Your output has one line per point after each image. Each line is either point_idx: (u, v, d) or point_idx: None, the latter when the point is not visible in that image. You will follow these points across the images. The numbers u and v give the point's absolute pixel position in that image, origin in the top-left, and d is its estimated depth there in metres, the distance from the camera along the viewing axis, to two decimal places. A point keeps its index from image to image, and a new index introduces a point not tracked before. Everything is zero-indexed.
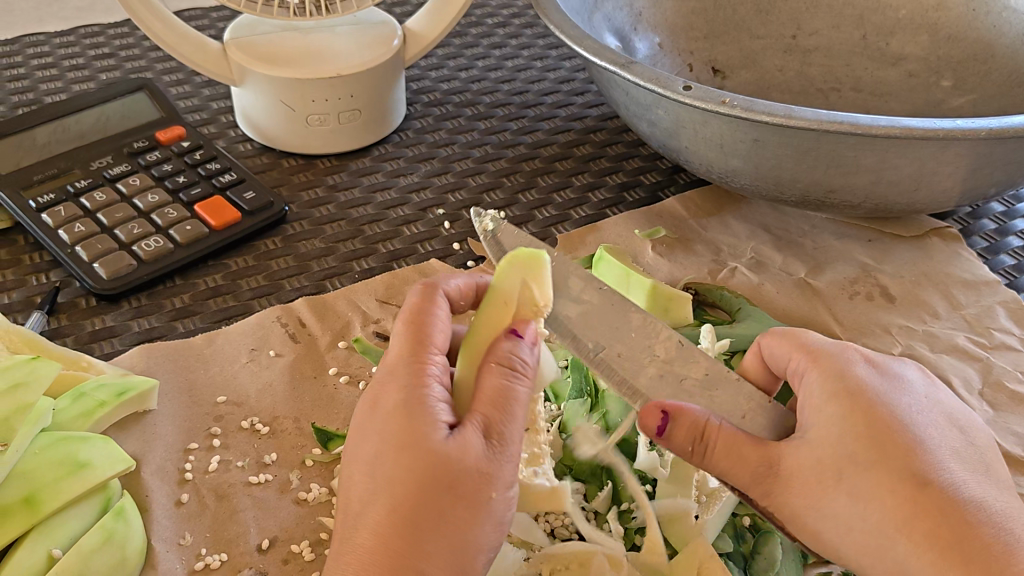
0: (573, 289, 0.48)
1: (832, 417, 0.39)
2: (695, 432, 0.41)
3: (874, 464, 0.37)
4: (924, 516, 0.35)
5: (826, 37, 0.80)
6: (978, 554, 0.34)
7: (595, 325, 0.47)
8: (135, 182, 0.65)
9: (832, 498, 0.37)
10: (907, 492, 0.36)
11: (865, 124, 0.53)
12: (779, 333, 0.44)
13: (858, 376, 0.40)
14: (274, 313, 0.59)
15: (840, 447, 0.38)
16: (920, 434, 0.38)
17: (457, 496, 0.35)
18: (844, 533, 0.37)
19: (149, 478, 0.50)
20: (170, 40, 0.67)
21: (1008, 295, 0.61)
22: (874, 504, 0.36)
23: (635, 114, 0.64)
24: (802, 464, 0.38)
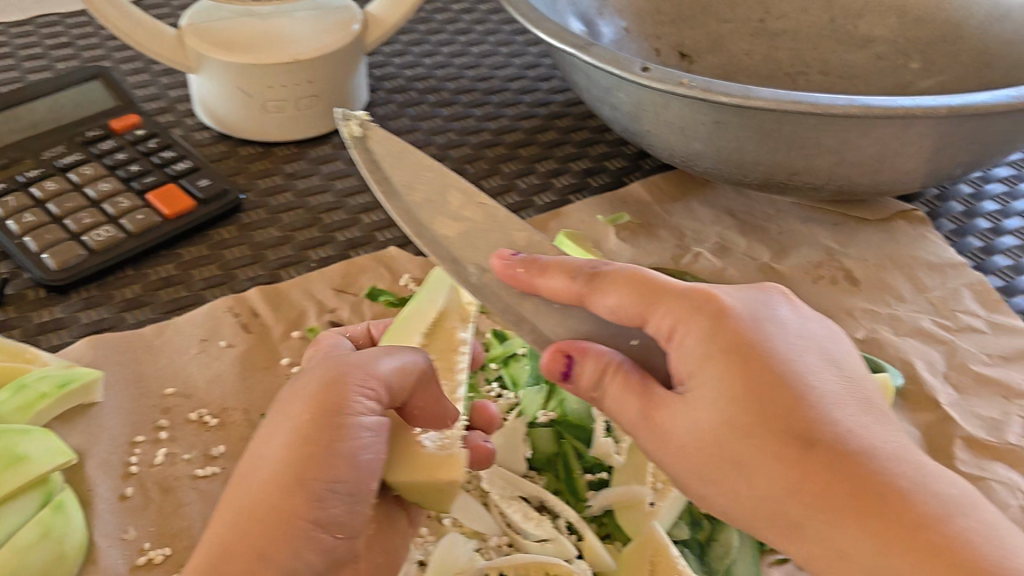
0: (451, 206, 0.43)
1: (706, 377, 0.34)
2: (595, 374, 0.37)
3: (753, 430, 0.33)
4: (816, 481, 0.32)
5: (794, 20, 0.79)
6: (875, 509, 0.31)
7: (477, 246, 0.42)
8: (87, 172, 0.63)
9: (718, 471, 0.34)
10: (793, 457, 0.32)
11: (824, 104, 0.52)
12: (620, 279, 0.37)
13: (728, 325, 0.35)
14: (226, 303, 0.57)
15: (719, 414, 0.34)
16: (799, 381, 0.34)
17: (288, 432, 0.35)
18: (737, 504, 0.34)
19: (92, 472, 0.48)
20: (123, 25, 0.65)
21: (973, 277, 0.60)
22: (762, 473, 0.33)
23: (596, 97, 0.63)
24: (682, 432, 0.35)
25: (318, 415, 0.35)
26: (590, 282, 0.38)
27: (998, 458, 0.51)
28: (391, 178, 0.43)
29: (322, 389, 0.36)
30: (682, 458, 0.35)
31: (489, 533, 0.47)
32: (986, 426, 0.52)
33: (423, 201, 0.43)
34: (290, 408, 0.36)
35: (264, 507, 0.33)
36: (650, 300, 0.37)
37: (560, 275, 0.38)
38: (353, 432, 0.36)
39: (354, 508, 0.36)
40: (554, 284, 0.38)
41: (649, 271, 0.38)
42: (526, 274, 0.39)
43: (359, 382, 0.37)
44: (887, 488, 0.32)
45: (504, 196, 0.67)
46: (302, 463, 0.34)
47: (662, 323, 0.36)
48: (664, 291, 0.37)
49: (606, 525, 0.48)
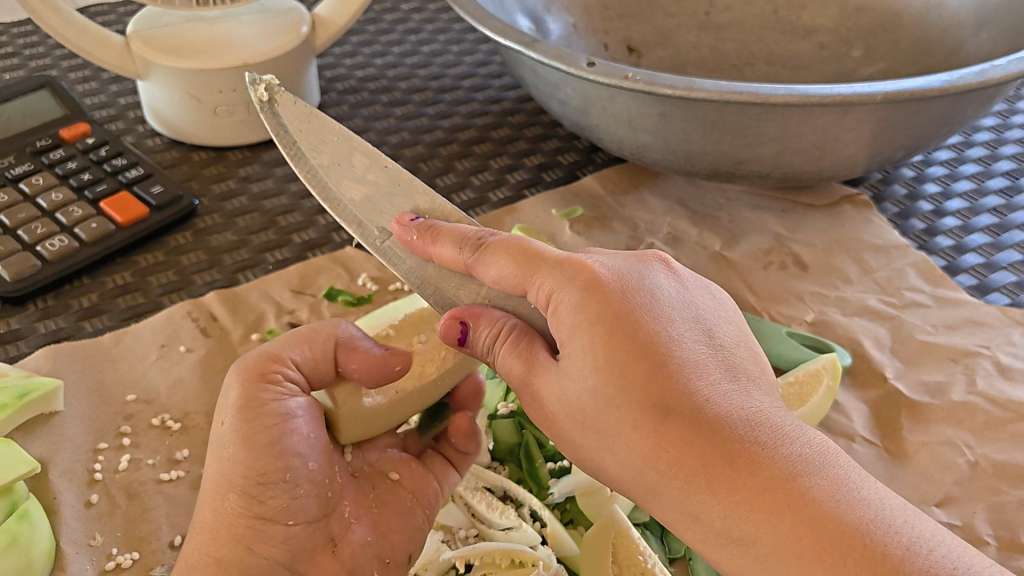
0: (357, 170, 0.42)
1: (576, 347, 0.35)
2: (491, 336, 0.38)
3: (615, 400, 0.34)
4: (674, 451, 0.33)
5: (739, 12, 0.80)
6: (724, 473, 0.32)
7: (381, 209, 0.42)
8: (38, 182, 0.63)
9: (588, 438, 0.35)
10: (650, 425, 0.33)
11: (765, 94, 0.53)
12: (502, 246, 0.38)
13: (599, 292, 0.35)
14: (184, 307, 0.57)
15: (587, 383, 0.35)
16: (664, 349, 0.34)
17: (219, 441, 0.38)
18: (610, 468, 0.35)
19: (57, 480, 0.48)
20: (69, 34, 0.65)
21: (917, 257, 0.62)
22: (623, 440, 0.34)
23: (545, 93, 0.64)
24: (557, 402, 0.36)
25: (237, 420, 0.38)
26: (476, 252, 0.38)
27: (944, 427, 0.52)
28: (297, 142, 0.41)
29: (236, 391, 0.39)
30: (562, 426, 0.37)
31: (456, 526, 0.48)
32: (934, 398, 0.54)
33: (330, 165, 0.42)
34: (216, 417, 0.39)
35: (219, 517, 0.37)
36: (530, 269, 0.37)
37: (450, 244, 0.39)
38: (274, 421, 0.39)
39: (300, 494, 0.39)
40: (446, 252, 0.39)
41: (531, 240, 0.38)
42: (420, 240, 0.40)
43: (267, 372, 0.40)
44: (745, 453, 0.32)
45: (458, 192, 0.68)
46: (230, 468, 0.38)
47: (543, 288, 0.36)
48: (542, 261, 0.37)
49: (568, 511, 0.49)
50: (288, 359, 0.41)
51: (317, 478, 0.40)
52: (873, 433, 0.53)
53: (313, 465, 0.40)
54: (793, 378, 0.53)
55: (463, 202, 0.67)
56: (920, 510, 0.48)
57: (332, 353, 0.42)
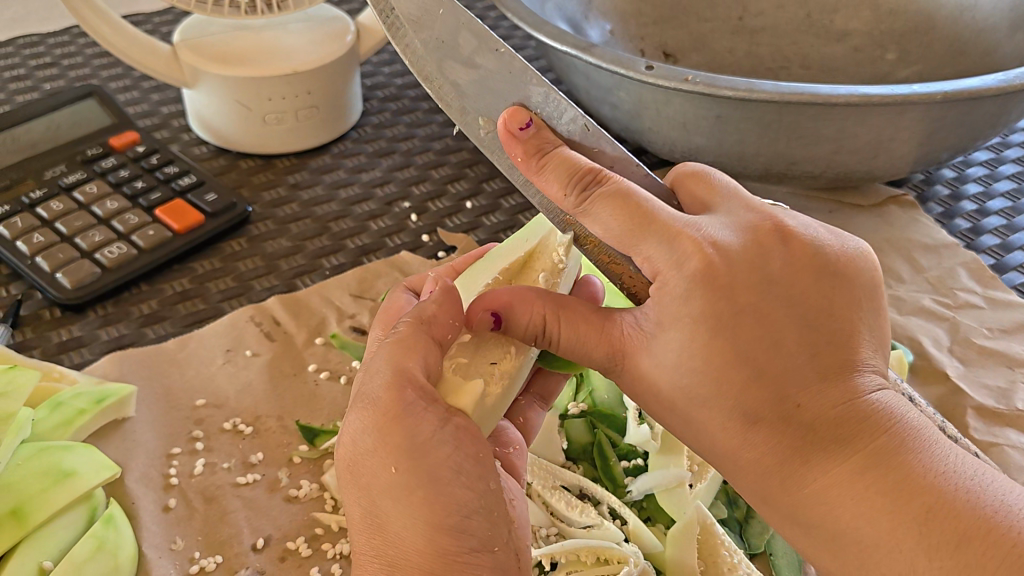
0: (462, 51, 0.40)
1: (669, 343, 0.34)
2: (529, 329, 0.39)
3: (707, 400, 0.34)
4: (759, 447, 0.33)
5: (772, 17, 0.79)
6: (812, 473, 0.33)
7: (485, 100, 0.40)
8: (92, 190, 0.63)
9: (675, 416, 0.36)
10: (738, 428, 0.33)
11: (826, 94, 0.54)
12: (608, 206, 0.35)
13: (700, 281, 0.33)
14: (248, 312, 0.58)
15: (676, 377, 0.34)
16: (765, 347, 0.33)
17: (391, 488, 0.33)
18: (692, 440, 0.36)
19: (133, 486, 0.48)
20: (120, 44, 0.65)
21: (967, 256, 0.63)
22: (715, 432, 0.34)
23: (597, 97, 0.65)
24: (642, 383, 0.36)
25: (411, 463, 0.33)
26: (580, 205, 0.36)
27: (1008, 423, 0.53)
28: (395, 9, 0.39)
29: (388, 430, 0.34)
30: (648, 401, 0.37)
31: (537, 524, 0.48)
32: (995, 395, 0.55)
33: (432, 43, 0.39)
34: (370, 468, 0.34)
35: (416, 568, 0.32)
36: (637, 236, 0.34)
37: (556, 183, 0.36)
38: (446, 449, 0.34)
39: (487, 519, 0.34)
40: (550, 189, 0.36)
41: (643, 194, 0.35)
42: (526, 164, 0.38)
43: (408, 398, 0.35)
44: (824, 454, 0.33)
45: (487, 215, 0.68)
46: (424, 516, 0.33)
47: (650, 259, 0.34)
48: (647, 235, 0.34)
49: (646, 509, 0.50)
50: (416, 375, 0.36)
51: (500, 496, 0.36)
52: None
53: (493, 484, 0.36)
54: None
55: (492, 224, 0.68)
56: None
57: (437, 346, 0.38)
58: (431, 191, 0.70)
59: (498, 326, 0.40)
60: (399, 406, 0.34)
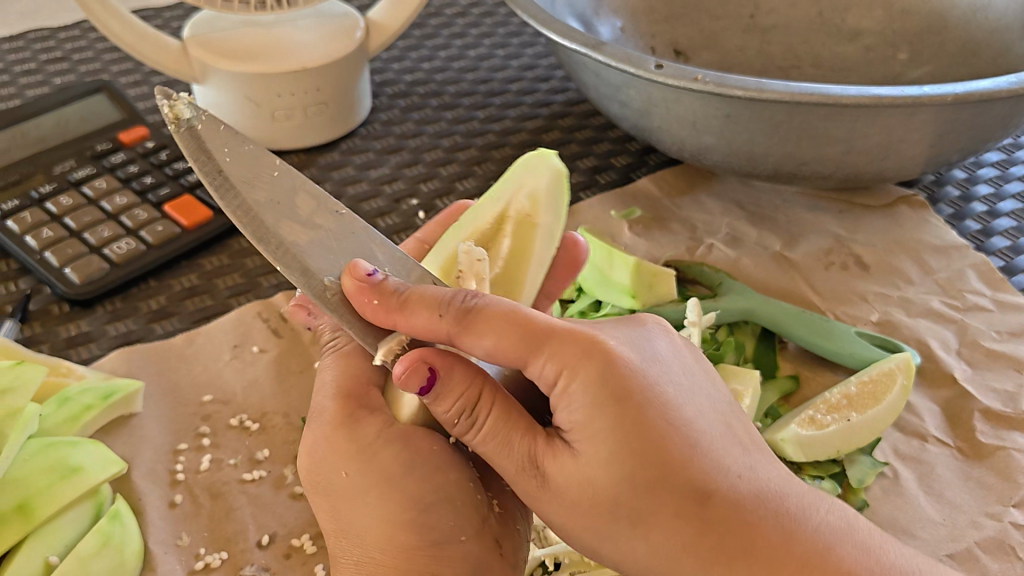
0: (302, 212, 0.38)
1: (600, 431, 0.33)
2: (457, 406, 0.36)
3: (652, 489, 0.33)
4: (719, 537, 0.32)
5: (784, 15, 0.79)
6: (780, 562, 0.32)
7: (329, 255, 0.38)
8: (101, 185, 0.63)
9: (610, 524, 0.34)
10: (693, 515, 0.32)
11: (836, 94, 0.54)
12: (506, 314, 0.35)
13: (616, 371, 0.34)
14: (255, 309, 0.58)
15: (614, 468, 0.33)
16: (689, 431, 0.34)
17: (348, 489, 0.40)
18: (630, 556, 0.34)
19: (140, 481, 0.49)
20: (130, 40, 0.65)
21: (977, 257, 0.63)
22: (659, 529, 0.33)
23: (606, 96, 0.65)
24: (570, 483, 0.34)
25: (358, 464, 0.40)
26: (463, 320, 0.35)
27: (1016, 427, 0.53)
28: (226, 170, 0.37)
29: (338, 439, 0.40)
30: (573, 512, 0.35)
31: (542, 525, 0.49)
32: (1004, 399, 0.54)
33: (268, 203, 0.37)
34: (331, 473, 0.40)
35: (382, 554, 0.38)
36: (534, 340, 0.34)
37: (426, 310, 0.35)
38: (392, 446, 0.40)
39: (450, 501, 0.39)
40: (419, 321, 0.35)
41: (521, 308, 0.35)
42: (382, 305, 0.36)
43: (351, 412, 0.41)
44: (778, 533, 0.33)
45: None
46: (380, 511, 0.39)
47: (558, 355, 0.34)
48: (549, 333, 0.34)
49: None
50: (364, 382, 0.42)
51: (466, 483, 0.40)
52: (946, 433, 0.53)
53: (453, 474, 0.40)
54: (867, 377, 0.54)
55: None
56: (998, 507, 0.49)
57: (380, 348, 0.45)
58: (438, 188, 0.70)
59: (431, 383, 0.36)
60: (344, 418, 0.41)
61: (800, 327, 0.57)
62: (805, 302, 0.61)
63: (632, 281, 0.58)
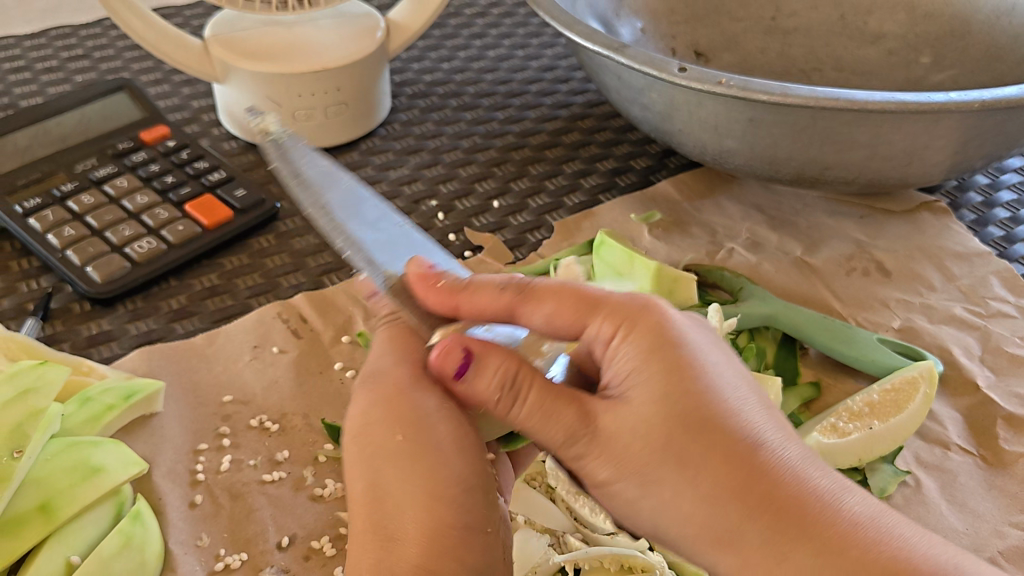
0: (366, 215, 0.48)
1: (654, 377, 0.34)
2: (498, 378, 0.36)
3: (700, 430, 0.33)
4: (761, 479, 0.32)
5: (806, 18, 0.78)
6: (823, 522, 0.31)
7: (394, 248, 0.45)
8: (123, 184, 0.63)
9: (658, 466, 0.33)
10: (737, 459, 0.32)
11: (861, 100, 0.53)
12: (555, 291, 0.38)
13: (669, 333, 0.36)
14: (275, 309, 0.58)
15: (670, 405, 0.34)
16: (741, 395, 0.35)
17: (394, 452, 0.37)
18: (672, 508, 0.33)
19: (160, 481, 0.49)
20: (152, 39, 0.66)
21: (999, 265, 0.62)
22: (706, 469, 0.32)
23: (628, 98, 0.64)
24: (622, 429, 0.34)
25: (412, 433, 0.37)
26: (521, 292, 0.38)
27: None
28: (300, 171, 0.50)
29: (389, 405, 0.38)
30: (621, 461, 0.34)
31: (560, 530, 0.49)
32: None
33: (342, 203, 0.48)
34: (377, 436, 0.38)
35: (416, 528, 0.35)
36: (585, 310, 0.37)
37: (486, 289, 0.39)
38: (448, 423, 0.38)
39: (488, 499, 0.37)
40: (478, 300, 0.39)
41: (579, 284, 0.38)
42: (447, 288, 0.39)
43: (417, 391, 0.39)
44: (824, 500, 0.32)
45: (514, 215, 0.68)
46: (423, 482, 0.36)
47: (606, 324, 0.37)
48: (605, 301, 0.37)
49: None
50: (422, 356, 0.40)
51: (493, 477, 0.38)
52: (968, 441, 0.53)
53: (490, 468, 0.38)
54: (889, 385, 0.53)
55: (519, 224, 0.67)
56: (1020, 517, 0.48)
57: None
58: (457, 189, 0.70)
59: (464, 368, 0.37)
60: (411, 390, 0.39)
61: (818, 333, 0.56)
62: (826, 308, 0.61)
63: (652, 283, 0.58)
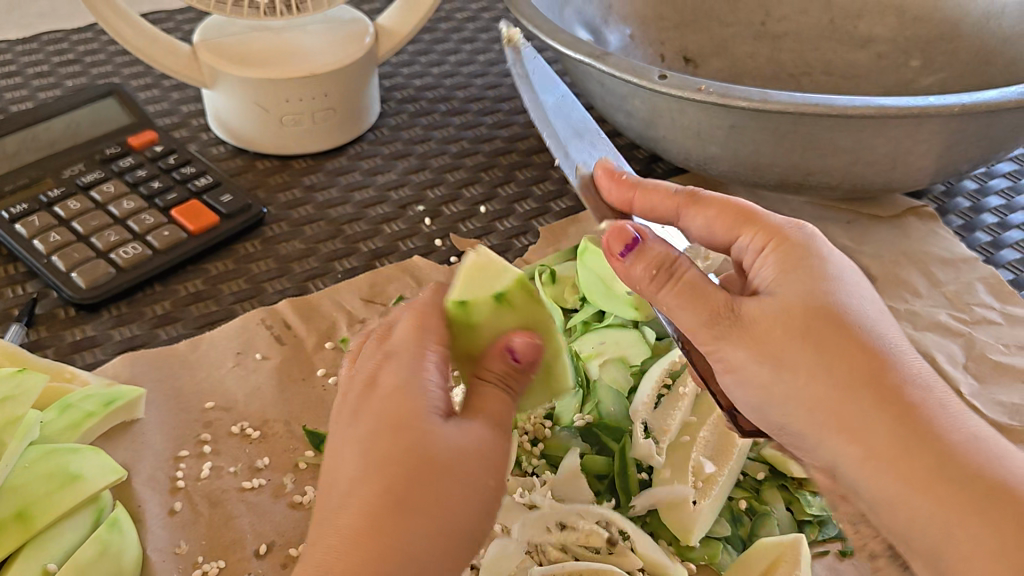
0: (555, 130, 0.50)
1: (802, 278, 0.38)
2: (657, 257, 0.39)
3: (842, 323, 0.36)
4: (889, 374, 0.35)
5: (795, 22, 0.78)
6: (943, 423, 0.34)
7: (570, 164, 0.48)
8: (109, 190, 0.64)
9: (795, 346, 0.36)
10: (872, 353, 0.35)
11: (841, 106, 0.53)
12: (721, 202, 0.43)
13: (813, 251, 0.39)
14: (258, 315, 0.58)
15: (815, 301, 0.37)
16: (882, 312, 0.38)
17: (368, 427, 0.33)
18: (800, 387, 0.36)
19: (140, 488, 0.49)
20: (139, 44, 0.66)
21: (985, 270, 0.62)
22: (840, 358, 0.35)
23: (612, 105, 0.64)
24: (765, 312, 0.37)
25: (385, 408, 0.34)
26: (691, 198, 0.43)
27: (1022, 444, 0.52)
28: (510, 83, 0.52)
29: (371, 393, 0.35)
30: (756, 339, 0.37)
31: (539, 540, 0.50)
32: (1009, 414, 0.54)
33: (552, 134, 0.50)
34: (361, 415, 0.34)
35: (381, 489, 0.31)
36: (742, 223, 0.42)
37: (659, 194, 0.44)
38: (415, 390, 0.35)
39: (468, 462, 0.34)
40: (654, 199, 0.44)
41: (744, 200, 0.43)
42: (625, 182, 0.44)
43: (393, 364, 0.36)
44: (946, 408, 0.34)
45: (500, 221, 0.68)
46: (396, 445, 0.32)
47: (756, 241, 0.41)
48: (760, 219, 0.41)
49: (649, 525, 0.51)
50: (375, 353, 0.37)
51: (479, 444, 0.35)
52: None
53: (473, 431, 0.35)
54: None
55: (506, 229, 0.68)
56: None
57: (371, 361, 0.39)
58: (444, 195, 0.70)
59: (629, 248, 0.39)
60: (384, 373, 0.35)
61: None
62: None
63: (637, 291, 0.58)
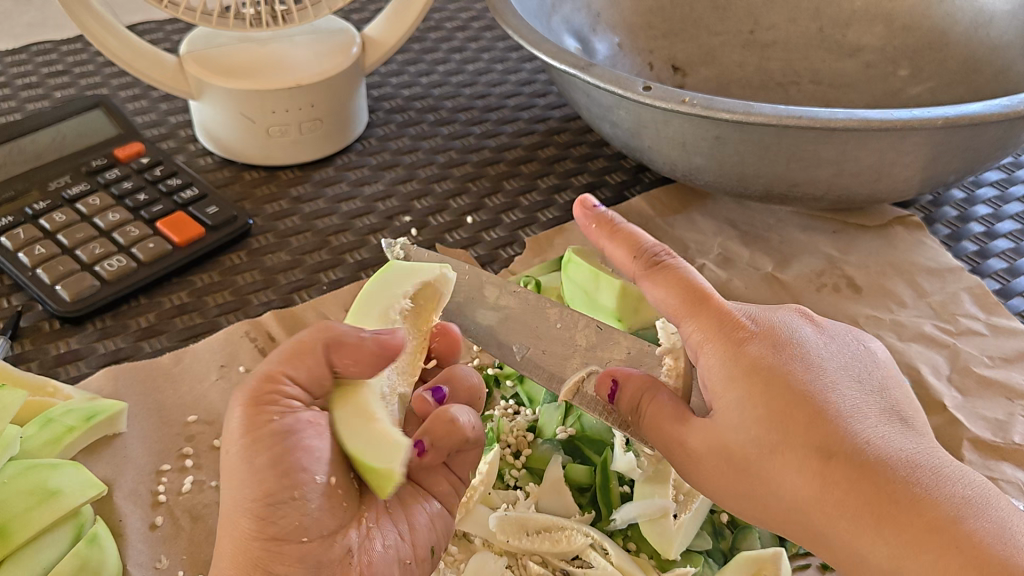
0: (494, 278, 0.53)
1: (732, 398, 0.39)
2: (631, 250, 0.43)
3: (779, 445, 0.37)
4: (839, 486, 0.36)
5: (784, 31, 0.78)
6: (906, 511, 0.35)
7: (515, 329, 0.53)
8: (95, 202, 0.64)
9: (748, 480, 0.38)
10: (813, 470, 0.36)
11: (825, 118, 0.53)
12: (663, 278, 0.42)
13: (742, 345, 0.40)
14: (243, 327, 0.58)
15: (750, 428, 0.38)
16: (820, 396, 0.38)
17: None
18: (769, 506, 0.38)
19: (121, 503, 0.49)
20: (124, 55, 0.66)
21: (971, 281, 0.62)
22: (787, 484, 0.37)
23: (597, 115, 0.64)
24: (710, 447, 0.39)
25: None
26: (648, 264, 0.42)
27: (1005, 456, 0.52)
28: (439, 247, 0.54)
29: None
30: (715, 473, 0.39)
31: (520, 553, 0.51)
32: (992, 427, 0.54)
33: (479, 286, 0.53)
34: None
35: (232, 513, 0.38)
36: (689, 302, 0.41)
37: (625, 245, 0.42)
38: None
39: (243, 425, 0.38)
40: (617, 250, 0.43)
41: (697, 275, 0.41)
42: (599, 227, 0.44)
43: None
44: (906, 493, 0.35)
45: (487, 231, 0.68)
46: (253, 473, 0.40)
47: (694, 332, 0.41)
48: (701, 303, 0.41)
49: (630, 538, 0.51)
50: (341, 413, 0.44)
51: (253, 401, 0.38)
52: None
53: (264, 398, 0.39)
54: None
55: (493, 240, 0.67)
56: None
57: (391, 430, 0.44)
58: (431, 206, 0.70)
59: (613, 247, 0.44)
60: None
61: None
62: None
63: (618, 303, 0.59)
